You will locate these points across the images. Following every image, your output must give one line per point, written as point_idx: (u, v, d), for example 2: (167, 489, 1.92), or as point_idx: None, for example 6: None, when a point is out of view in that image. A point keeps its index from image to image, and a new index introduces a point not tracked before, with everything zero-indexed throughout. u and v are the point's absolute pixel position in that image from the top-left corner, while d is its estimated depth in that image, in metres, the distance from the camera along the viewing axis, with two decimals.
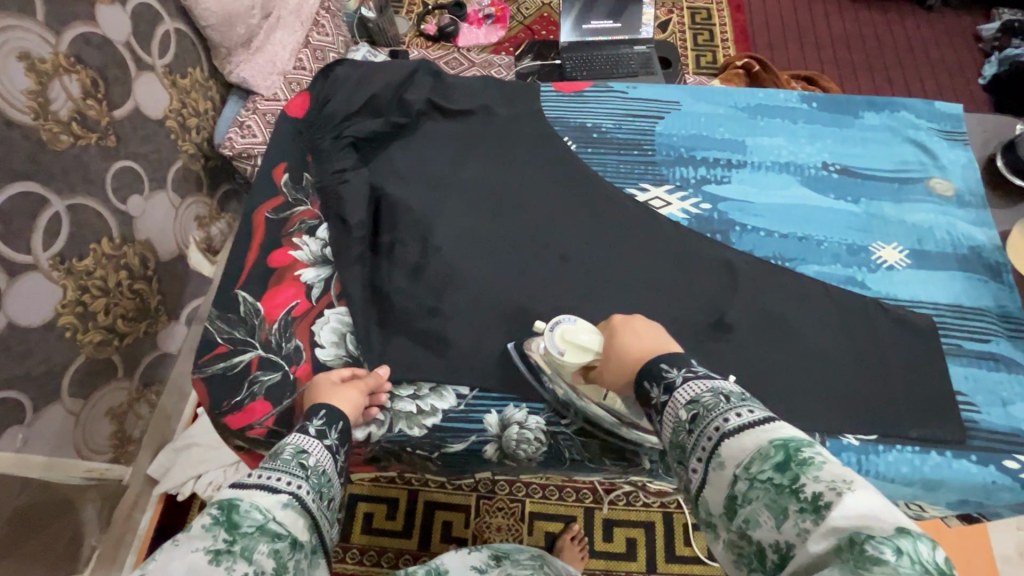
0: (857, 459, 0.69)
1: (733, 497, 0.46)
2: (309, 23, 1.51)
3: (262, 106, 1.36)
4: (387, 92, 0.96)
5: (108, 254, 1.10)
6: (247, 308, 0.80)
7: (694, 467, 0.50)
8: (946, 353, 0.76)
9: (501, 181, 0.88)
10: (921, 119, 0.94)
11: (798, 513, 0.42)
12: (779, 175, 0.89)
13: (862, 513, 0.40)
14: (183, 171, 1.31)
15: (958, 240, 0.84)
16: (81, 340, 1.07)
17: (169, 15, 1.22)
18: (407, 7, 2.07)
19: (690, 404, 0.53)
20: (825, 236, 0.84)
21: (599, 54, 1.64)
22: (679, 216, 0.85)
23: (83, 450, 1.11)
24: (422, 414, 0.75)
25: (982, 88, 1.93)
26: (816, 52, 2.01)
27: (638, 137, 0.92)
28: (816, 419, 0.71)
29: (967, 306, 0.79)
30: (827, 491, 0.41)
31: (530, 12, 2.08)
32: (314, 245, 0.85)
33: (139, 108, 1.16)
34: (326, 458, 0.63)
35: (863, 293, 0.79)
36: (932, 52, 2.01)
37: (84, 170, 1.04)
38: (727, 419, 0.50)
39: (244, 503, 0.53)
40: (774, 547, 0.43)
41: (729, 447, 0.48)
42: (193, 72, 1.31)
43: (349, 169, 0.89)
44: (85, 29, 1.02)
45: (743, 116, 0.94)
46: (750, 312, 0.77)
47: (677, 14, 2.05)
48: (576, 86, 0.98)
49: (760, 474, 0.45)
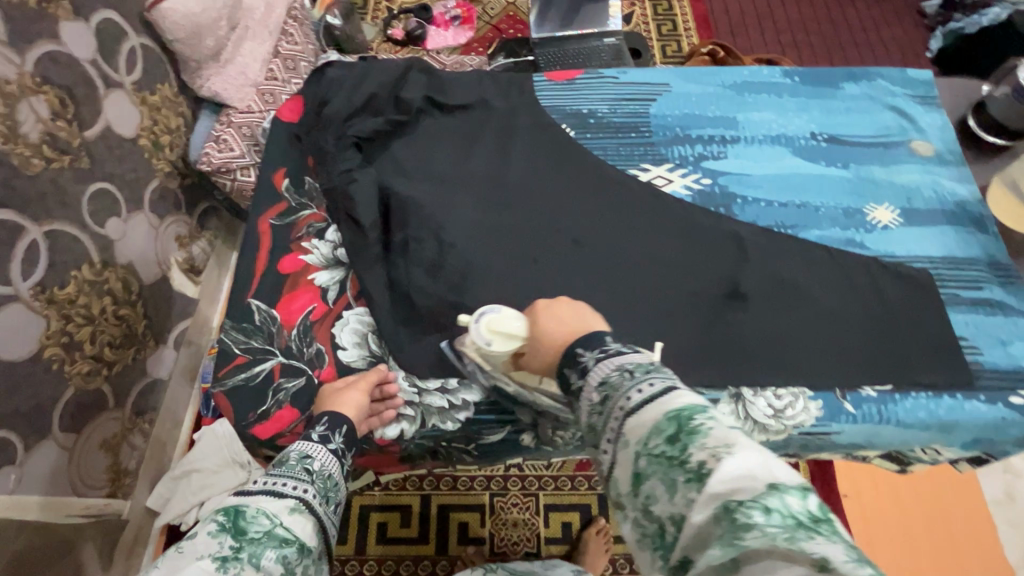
0: (876, 410, 0.72)
1: (636, 474, 0.47)
2: (277, 32, 1.48)
3: (237, 119, 1.33)
4: (383, 91, 0.95)
5: (89, 280, 1.06)
6: (263, 316, 0.79)
7: (605, 449, 0.51)
8: (946, 303, 0.79)
9: (504, 171, 0.89)
10: (896, 86, 0.98)
11: (685, 484, 0.42)
12: (772, 148, 0.92)
13: (740, 476, 0.40)
14: (160, 190, 1.27)
15: (943, 197, 0.88)
16: (68, 372, 1.02)
17: (134, 30, 1.19)
18: (371, 12, 2.05)
19: (600, 385, 0.53)
20: (822, 202, 0.87)
21: (571, 48, 1.66)
22: (682, 192, 0.87)
23: (79, 486, 1.06)
24: (455, 408, 0.75)
25: (930, 61, 2.04)
26: (775, 36, 2.08)
27: (635, 120, 0.94)
28: (833, 376, 0.74)
29: (960, 257, 0.83)
30: (709, 458, 0.42)
31: (496, 11, 2.08)
32: (325, 248, 0.84)
33: (111, 127, 1.12)
34: (332, 462, 0.65)
35: (864, 253, 0.83)
36: (882, 31, 2.11)
37: (60, 194, 1.00)
38: (630, 396, 0.50)
39: (251, 508, 0.54)
40: (670, 519, 0.43)
41: (631, 424, 0.49)
42: (162, 88, 1.27)
43: (356, 168, 0.88)
44: (49, 47, 0.98)
45: (731, 93, 0.97)
46: (760, 280, 0.80)
47: (639, 7, 2.10)
48: (569, 75, 0.99)
49: (655, 448, 0.45)
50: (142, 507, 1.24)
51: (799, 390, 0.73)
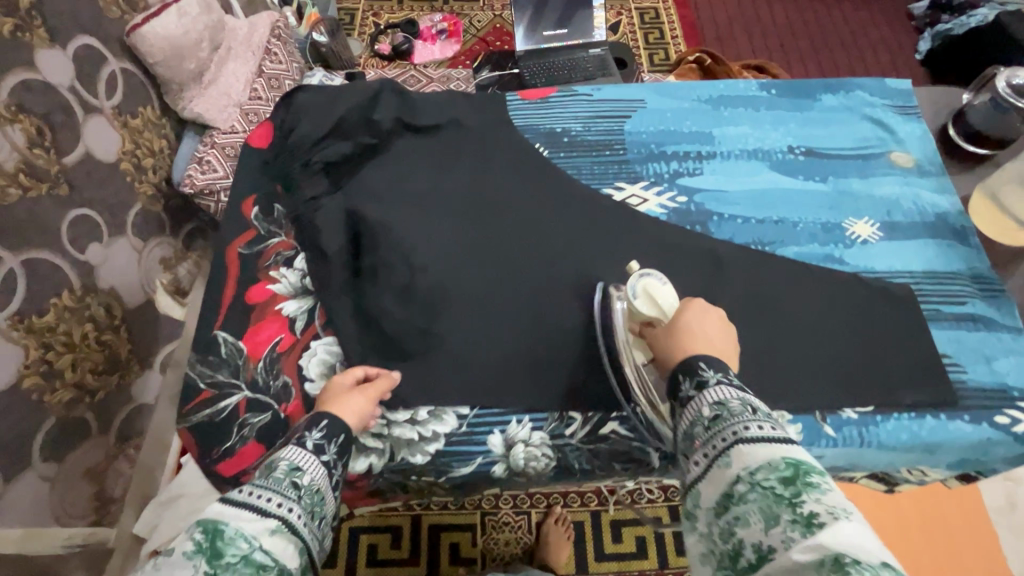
0: (857, 432, 0.71)
1: (729, 496, 0.50)
2: (260, 52, 1.49)
3: (220, 140, 1.33)
4: (355, 114, 0.94)
5: (69, 307, 1.06)
6: (229, 349, 0.78)
7: (697, 461, 0.55)
8: (928, 319, 0.78)
9: (478, 191, 0.88)
10: (875, 97, 0.97)
11: (788, 523, 0.45)
12: (748, 162, 0.91)
13: (851, 541, 0.42)
14: (144, 214, 1.27)
15: (924, 209, 0.87)
16: (49, 401, 1.01)
17: (114, 55, 1.19)
18: (359, 28, 2.07)
19: (716, 405, 0.56)
20: (800, 218, 0.86)
21: (557, 59, 1.67)
22: (658, 211, 0.86)
23: (62, 516, 1.05)
24: (424, 440, 0.74)
25: (919, 63, 2.03)
26: (763, 41, 2.08)
27: (609, 137, 0.93)
28: (815, 400, 0.72)
29: (940, 270, 0.82)
30: (824, 513, 0.44)
31: (482, 24, 2.09)
32: (293, 276, 0.84)
33: (90, 153, 1.12)
34: (321, 476, 0.61)
35: (843, 269, 0.82)
36: (870, 32, 2.11)
37: (37, 222, 1.00)
38: (746, 427, 0.53)
39: (230, 528, 0.51)
40: (753, 548, 0.47)
41: (740, 451, 0.51)
42: (144, 112, 1.27)
43: (322, 195, 0.88)
44: (24, 75, 0.97)
45: (707, 108, 0.96)
46: (737, 298, 0.78)
47: (626, 16, 2.11)
48: (542, 93, 0.98)
49: (763, 480, 0.49)
50: (129, 534, 1.21)
51: (777, 414, 0.72)
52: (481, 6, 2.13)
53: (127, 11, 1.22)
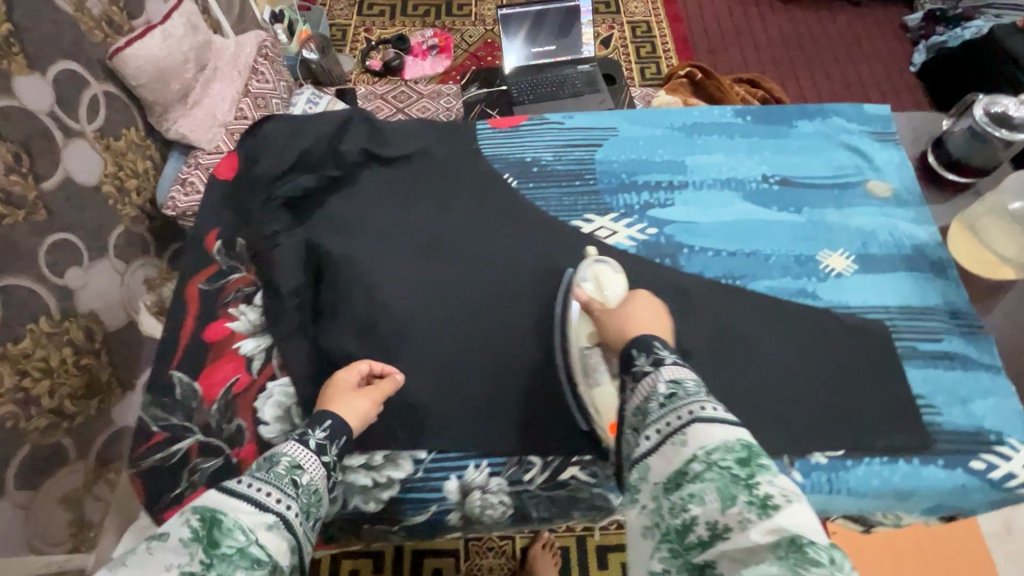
0: (827, 478, 0.70)
1: (683, 473, 0.55)
2: (246, 71, 1.49)
3: (204, 160, 1.33)
4: (320, 146, 0.95)
5: (47, 333, 1.05)
6: (184, 389, 0.80)
7: (648, 437, 0.59)
8: (902, 356, 0.77)
9: (446, 223, 0.88)
10: (853, 123, 0.96)
11: (745, 504, 0.51)
12: (721, 193, 0.90)
13: (801, 521, 0.49)
14: (127, 235, 1.26)
15: (900, 241, 0.86)
16: (24, 428, 1.01)
17: (96, 78, 1.19)
18: (351, 44, 2.08)
19: (672, 383, 0.60)
20: (773, 250, 0.85)
21: (544, 76, 1.66)
22: (627, 243, 0.86)
23: (37, 544, 1.04)
24: (378, 487, 0.73)
25: (914, 75, 2.01)
26: (756, 54, 2.07)
27: (580, 167, 0.93)
28: (789, 444, 0.71)
29: (917, 305, 0.81)
30: (777, 496, 0.50)
31: (474, 39, 2.09)
32: (252, 313, 0.85)
33: (70, 177, 1.12)
34: (320, 477, 0.63)
35: (815, 304, 0.80)
36: (864, 44, 2.09)
37: (14, 249, 0.99)
38: (701, 407, 0.57)
39: (228, 518, 0.53)
40: (707, 525, 0.52)
41: (696, 431, 0.56)
42: (128, 133, 1.27)
43: (281, 232, 0.88)
44: (2, 102, 0.97)
45: (680, 136, 0.95)
46: (706, 337, 0.77)
47: (618, 29, 2.10)
48: (513, 121, 0.98)
49: (720, 461, 0.54)
50: None
51: None
52: (473, 21, 2.14)
53: (110, 34, 1.23)
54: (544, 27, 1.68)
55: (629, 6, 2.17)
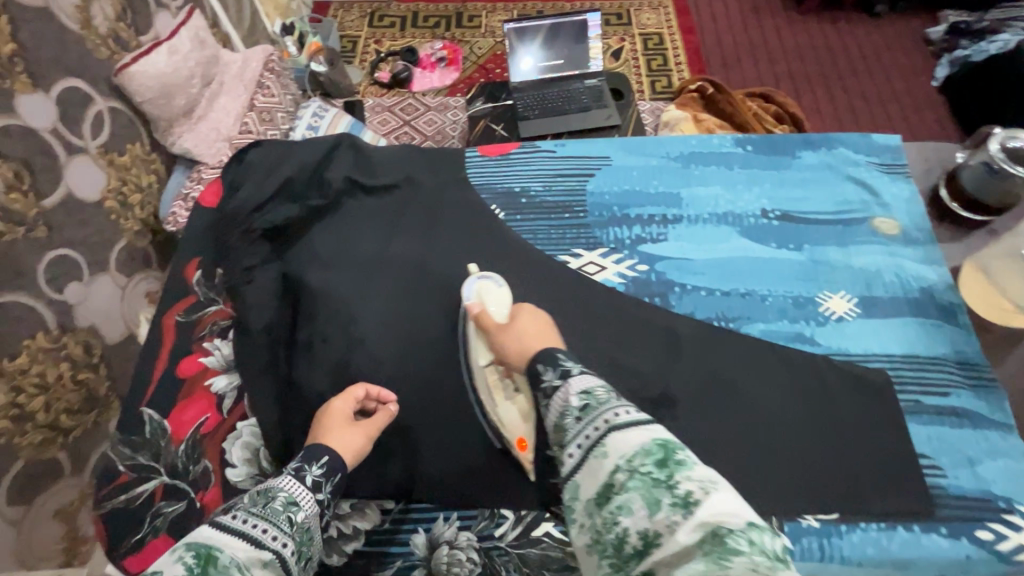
0: (819, 543, 0.67)
1: (610, 486, 0.55)
2: (252, 86, 1.50)
3: (207, 175, 1.34)
4: (304, 174, 0.95)
5: (44, 348, 1.06)
6: (153, 427, 0.80)
7: (572, 453, 0.59)
8: (904, 412, 0.75)
9: (434, 253, 0.88)
10: (859, 154, 0.96)
11: (671, 506, 0.51)
12: (718, 228, 0.89)
13: (722, 512, 0.50)
14: (129, 249, 1.27)
15: (908, 282, 0.84)
16: (18, 444, 1.01)
17: (101, 94, 1.20)
18: (360, 56, 2.08)
19: (583, 394, 0.61)
20: (770, 291, 0.83)
21: (550, 92, 1.65)
22: (615, 280, 0.85)
23: (28, 558, 1.04)
24: (343, 538, 0.74)
25: (936, 90, 1.94)
26: (771, 67, 2.02)
27: (570, 199, 0.92)
28: (781, 504, 0.69)
29: (923, 354, 0.79)
30: (697, 491, 0.51)
31: (483, 51, 2.08)
32: (225, 349, 0.85)
33: (71, 193, 1.13)
34: (313, 516, 0.64)
35: (812, 350, 0.79)
36: (884, 57, 2.03)
37: (12, 266, 1.00)
38: (615, 414, 0.59)
39: (224, 556, 0.53)
40: (639, 535, 0.52)
41: (614, 439, 0.57)
42: (132, 148, 1.28)
43: (257, 266, 0.88)
44: (4, 121, 0.99)
45: (675, 166, 0.95)
46: (694, 383, 0.76)
47: (629, 41, 2.07)
48: (503, 149, 0.99)
49: (643, 467, 0.54)
50: None
51: None
52: (482, 33, 2.13)
53: (116, 50, 1.24)
54: (555, 43, 1.62)
55: (641, 18, 2.14)
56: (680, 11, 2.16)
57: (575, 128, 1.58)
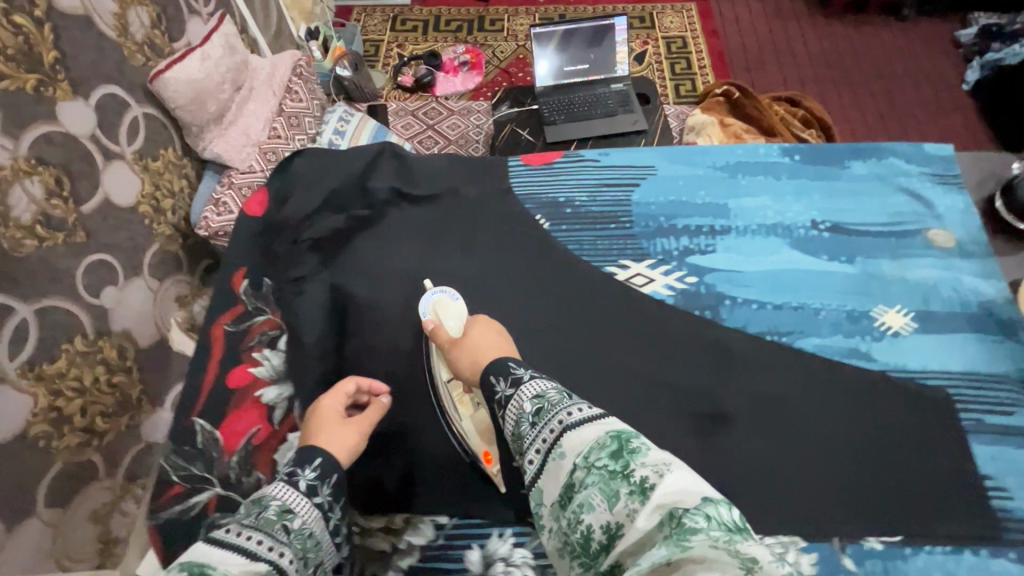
0: (883, 566, 0.66)
1: (571, 485, 0.54)
2: (281, 91, 1.50)
3: (238, 180, 1.34)
4: (347, 185, 0.99)
5: (81, 352, 1.07)
6: (205, 438, 0.80)
7: (532, 459, 0.60)
8: (968, 432, 0.75)
9: (482, 264, 0.90)
10: (911, 164, 0.97)
11: (628, 494, 0.50)
12: (767, 239, 0.90)
13: (678, 492, 0.49)
14: (161, 254, 1.28)
15: (964, 296, 0.84)
16: (56, 446, 1.02)
17: (137, 101, 1.21)
18: (383, 60, 2.09)
19: (536, 398, 0.62)
20: (823, 304, 0.84)
21: (576, 96, 1.64)
22: (664, 292, 0.86)
23: (63, 560, 1.04)
24: (397, 553, 0.73)
25: (967, 93, 1.90)
26: (796, 71, 1.99)
27: (615, 209, 0.95)
28: (835, 523, 0.68)
29: (983, 371, 0.79)
30: (651, 474, 0.50)
31: (505, 55, 2.08)
32: (275, 359, 0.86)
33: (108, 198, 1.14)
34: (314, 520, 0.62)
35: (869, 365, 0.79)
36: (912, 60, 1.99)
37: (51, 271, 1.02)
38: (569, 413, 0.59)
39: (217, 572, 0.51)
40: (602, 529, 0.50)
41: (568, 438, 0.57)
42: (165, 153, 1.29)
43: (307, 276, 0.92)
44: (45, 128, 1.00)
45: (722, 176, 0.97)
46: (747, 400, 0.77)
47: (652, 45, 2.06)
48: (546, 158, 1.02)
49: (597, 460, 0.53)
50: None
51: (792, 538, 0.68)
52: (504, 36, 2.13)
53: (151, 57, 1.25)
54: (566, 53, 1.62)
55: (664, 21, 2.13)
56: (703, 15, 2.14)
57: (602, 133, 1.57)
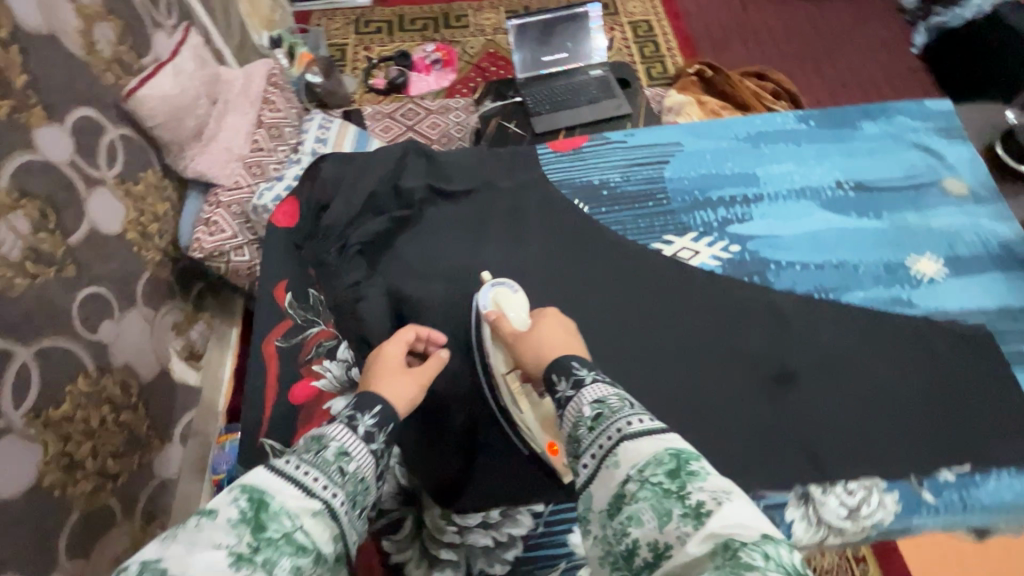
0: (960, 496, 0.72)
1: (621, 496, 0.52)
2: (258, 102, 1.44)
3: (224, 198, 1.29)
4: (382, 185, 0.98)
5: (86, 392, 1.00)
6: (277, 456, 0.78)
7: (586, 463, 0.56)
8: (1012, 361, 0.80)
9: (529, 253, 0.90)
10: (917, 121, 1.03)
11: (680, 517, 0.48)
12: (798, 203, 0.94)
13: (735, 522, 0.46)
14: (152, 281, 1.23)
15: (987, 238, 0.91)
16: (72, 494, 0.96)
17: (112, 122, 1.15)
18: (351, 63, 2.04)
19: (595, 403, 0.59)
20: (860, 260, 0.89)
21: (558, 85, 1.65)
22: (712, 263, 0.89)
23: None
24: (500, 546, 0.74)
25: (917, 57, 2.02)
26: (758, 47, 2.06)
27: (650, 187, 0.97)
28: (886, 466, 0.73)
29: (1015, 305, 0.85)
30: (709, 501, 0.48)
31: (475, 50, 2.07)
32: (337, 368, 0.84)
33: (94, 227, 1.07)
34: (368, 465, 0.60)
35: (914, 311, 0.84)
36: (863, 29, 2.10)
37: (47, 309, 0.95)
38: (628, 422, 0.56)
39: (275, 503, 0.51)
40: (650, 547, 0.49)
41: (626, 448, 0.54)
42: (145, 176, 1.23)
43: (362, 280, 0.90)
44: (24, 157, 0.93)
45: (746, 147, 1.01)
46: (809, 359, 0.81)
47: (619, 31, 2.09)
48: (574, 144, 1.03)
49: (652, 476, 0.51)
50: None
51: (872, 480, 0.73)
52: (472, 32, 2.12)
53: (121, 75, 1.18)
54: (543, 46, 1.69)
55: (627, 6, 2.16)
56: None
57: (587, 120, 1.58)
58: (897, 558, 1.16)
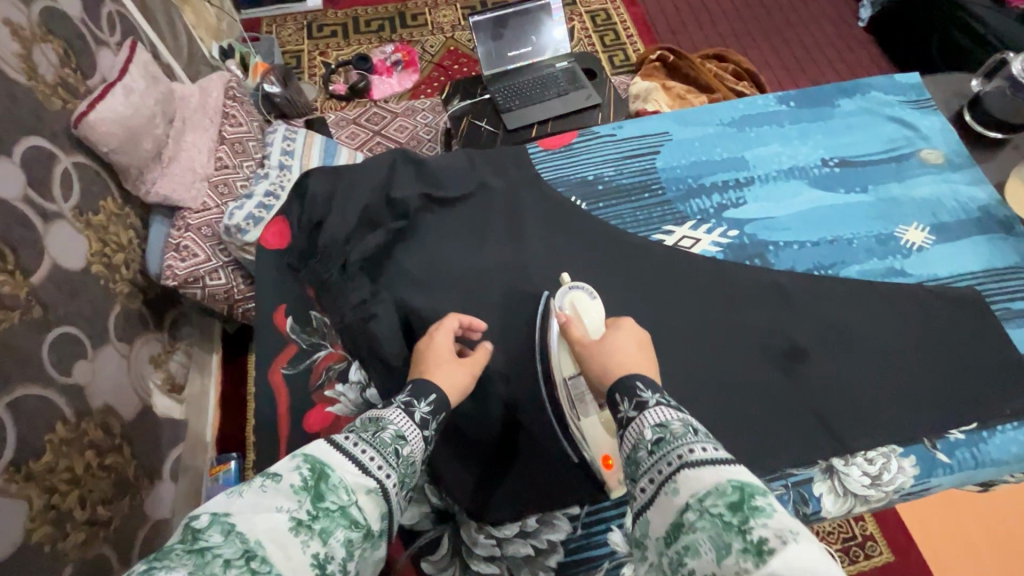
0: (970, 453, 0.76)
1: (678, 524, 0.49)
2: (217, 117, 1.38)
3: (195, 221, 1.24)
4: (375, 199, 0.95)
5: (66, 440, 0.94)
6: None
7: (644, 487, 0.54)
8: (1002, 320, 0.85)
9: (531, 255, 0.90)
10: (890, 95, 1.07)
11: (740, 552, 0.43)
12: (788, 183, 0.97)
13: (801, 565, 0.41)
14: (123, 314, 1.17)
15: (966, 205, 0.95)
16: (64, 548, 0.90)
17: (63, 150, 1.07)
18: (308, 70, 1.98)
19: (657, 426, 0.56)
20: (854, 234, 0.92)
21: (525, 79, 1.63)
22: (713, 249, 0.90)
23: None
24: (542, 554, 0.75)
25: (864, 30, 2.09)
26: (714, 29, 2.10)
27: (644, 178, 0.98)
28: (898, 431, 0.76)
29: (1000, 266, 0.89)
30: (773, 538, 0.43)
31: (436, 49, 2.03)
32: (350, 391, 0.84)
33: (56, 264, 1.01)
34: (420, 452, 0.60)
35: (907, 280, 0.88)
36: (811, 5, 2.16)
37: (16, 355, 0.88)
38: (691, 450, 0.52)
39: (335, 475, 0.50)
40: None
41: (686, 475, 0.51)
42: (105, 205, 1.16)
43: (369, 298, 0.88)
44: None
45: (731, 131, 1.03)
46: (816, 335, 0.83)
47: (578, 21, 2.09)
48: (564, 140, 1.02)
49: (711, 506, 0.47)
50: None
51: (889, 448, 0.76)
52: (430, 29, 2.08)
53: (69, 99, 1.11)
54: (504, 40, 1.63)
55: None
56: None
57: (559, 113, 1.59)
58: (893, 516, 1.22)
